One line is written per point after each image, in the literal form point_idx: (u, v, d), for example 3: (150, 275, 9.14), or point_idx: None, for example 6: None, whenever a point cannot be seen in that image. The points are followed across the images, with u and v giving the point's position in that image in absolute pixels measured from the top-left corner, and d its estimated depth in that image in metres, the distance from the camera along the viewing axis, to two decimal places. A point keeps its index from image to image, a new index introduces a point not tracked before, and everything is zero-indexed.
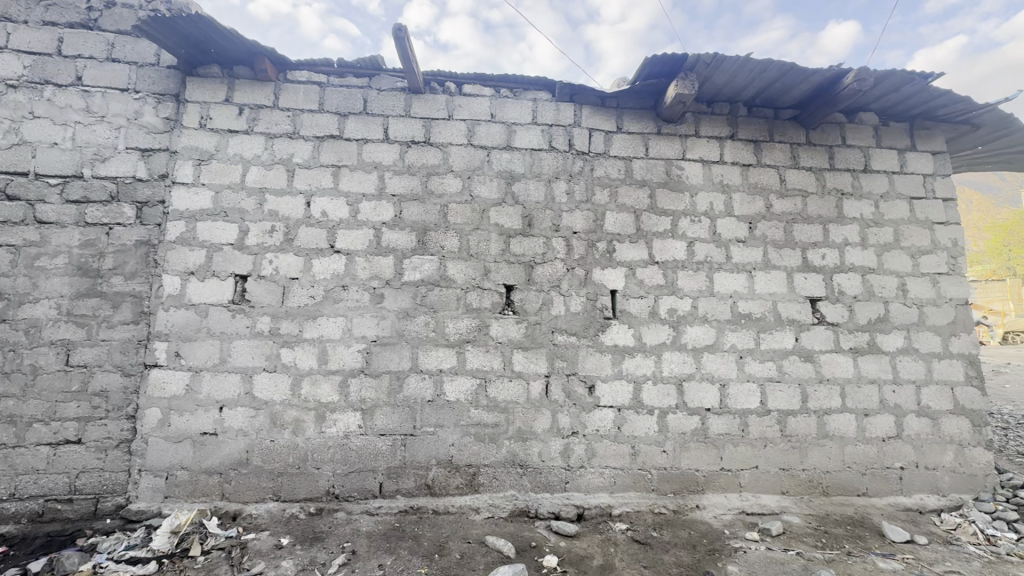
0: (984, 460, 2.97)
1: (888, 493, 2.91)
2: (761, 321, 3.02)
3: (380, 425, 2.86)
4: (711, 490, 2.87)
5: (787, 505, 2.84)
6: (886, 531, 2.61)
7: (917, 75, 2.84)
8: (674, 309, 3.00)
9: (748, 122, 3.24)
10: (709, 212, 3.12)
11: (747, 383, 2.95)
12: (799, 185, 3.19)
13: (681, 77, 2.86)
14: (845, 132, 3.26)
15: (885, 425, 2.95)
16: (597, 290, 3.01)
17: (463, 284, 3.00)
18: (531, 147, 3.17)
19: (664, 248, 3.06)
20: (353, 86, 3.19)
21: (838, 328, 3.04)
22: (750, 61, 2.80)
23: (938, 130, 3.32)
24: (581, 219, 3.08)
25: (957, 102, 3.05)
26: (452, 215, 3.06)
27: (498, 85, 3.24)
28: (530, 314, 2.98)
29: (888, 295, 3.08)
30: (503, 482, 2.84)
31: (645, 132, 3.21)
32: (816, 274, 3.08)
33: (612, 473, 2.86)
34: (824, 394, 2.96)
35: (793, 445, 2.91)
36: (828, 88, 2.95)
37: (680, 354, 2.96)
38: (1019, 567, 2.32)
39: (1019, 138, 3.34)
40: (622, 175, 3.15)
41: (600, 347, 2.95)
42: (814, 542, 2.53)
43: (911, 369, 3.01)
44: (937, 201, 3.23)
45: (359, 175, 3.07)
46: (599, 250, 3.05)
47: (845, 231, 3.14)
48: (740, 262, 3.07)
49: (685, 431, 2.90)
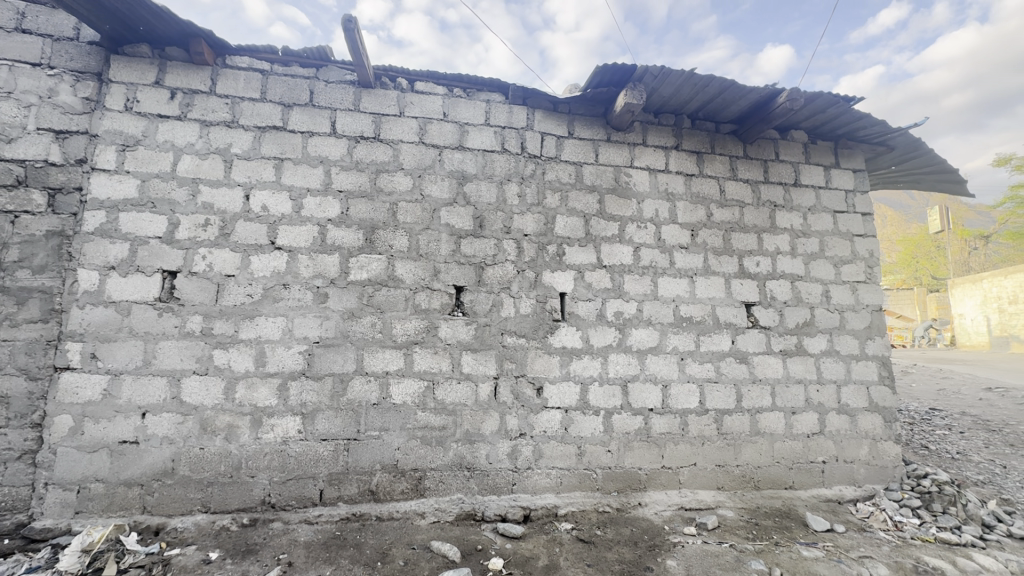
0: (894, 452, 3.25)
1: (812, 485, 3.12)
2: (701, 324, 3.16)
3: (321, 430, 2.75)
4: (653, 487, 2.96)
5: (722, 499, 2.98)
6: (809, 521, 2.80)
7: (840, 98, 3.08)
8: (620, 312, 3.08)
9: (691, 134, 3.39)
10: (655, 218, 3.23)
11: (687, 384, 3.07)
12: (737, 195, 3.36)
13: (630, 87, 2.95)
14: (777, 148, 3.48)
15: (810, 422, 3.17)
16: (546, 292, 3.04)
17: (412, 284, 2.94)
18: (484, 148, 3.16)
19: (612, 253, 3.14)
20: (298, 76, 3.05)
21: (770, 331, 3.23)
22: (694, 76, 2.93)
23: (858, 150, 3.61)
24: (532, 221, 3.10)
25: (874, 124, 3.33)
26: (401, 214, 3.00)
27: (451, 85, 3.21)
28: (479, 315, 2.96)
29: (813, 301, 3.31)
30: (450, 486, 2.80)
31: (596, 138, 3.28)
32: (751, 280, 3.27)
33: (558, 474, 2.89)
34: (756, 394, 3.14)
35: (728, 442, 3.06)
36: (764, 105, 3.14)
37: (625, 356, 3.04)
38: (921, 550, 2.55)
39: (925, 160, 3.69)
40: (573, 180, 3.20)
41: (548, 349, 2.98)
42: (745, 534, 2.66)
43: (833, 370, 3.25)
44: (857, 215, 3.51)
45: (303, 169, 2.95)
46: (549, 253, 3.08)
47: (777, 241, 3.35)
48: (683, 268, 3.20)
49: (629, 431, 2.98)
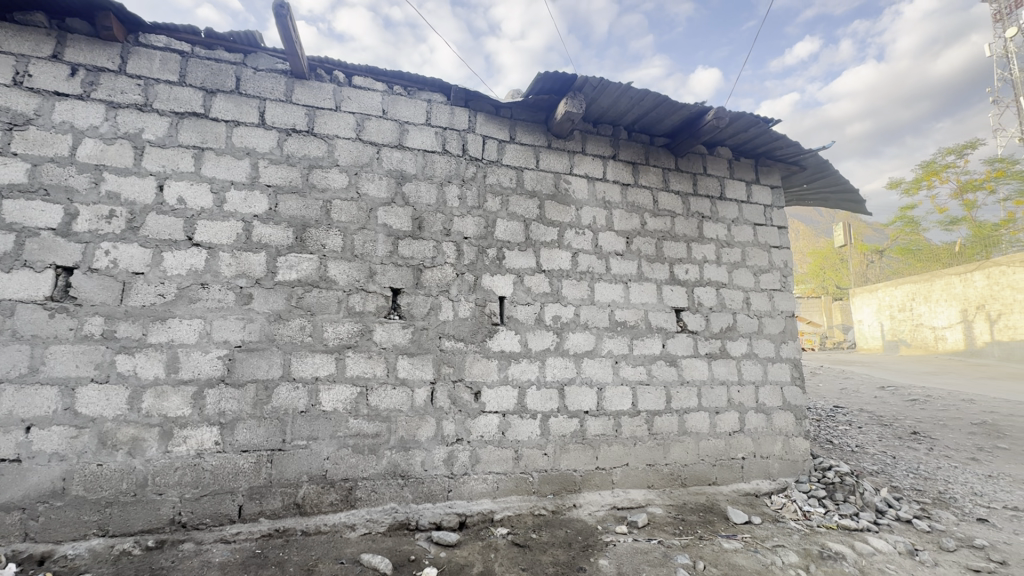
0: (803, 447, 3.52)
1: (732, 481, 3.32)
2: (634, 328, 3.27)
3: (241, 441, 2.56)
4: (587, 489, 3.02)
5: (652, 497, 3.09)
6: (730, 515, 2.96)
7: (760, 119, 3.32)
8: (558, 316, 3.13)
9: (628, 145, 3.52)
10: (592, 225, 3.31)
11: (621, 387, 3.17)
12: (669, 206, 3.53)
13: (570, 96, 3.01)
14: (705, 162, 3.69)
15: (732, 421, 3.37)
16: (485, 296, 3.02)
17: (346, 286, 2.82)
18: (424, 148, 3.10)
19: (551, 258, 3.18)
20: (223, 61, 2.85)
21: (697, 335, 3.41)
22: (631, 89, 3.04)
23: (775, 168, 3.91)
24: (472, 224, 3.08)
25: (789, 145, 3.62)
26: (336, 212, 2.87)
27: (391, 82, 3.12)
28: (416, 319, 2.89)
29: (735, 307, 3.54)
30: (382, 495, 2.71)
31: (537, 144, 3.32)
32: (681, 286, 3.43)
33: (494, 479, 2.88)
34: (684, 395, 3.29)
35: (658, 442, 3.19)
36: (694, 122, 3.32)
37: (562, 360, 3.08)
38: (826, 537, 2.77)
39: (831, 180, 4.06)
40: (513, 184, 3.21)
41: (487, 353, 2.96)
42: (673, 531, 2.77)
43: (752, 372, 3.48)
44: (774, 228, 3.79)
45: (227, 161, 2.75)
46: (489, 257, 3.07)
47: (704, 250, 3.55)
48: (618, 274, 3.30)
49: (565, 433, 3.02)
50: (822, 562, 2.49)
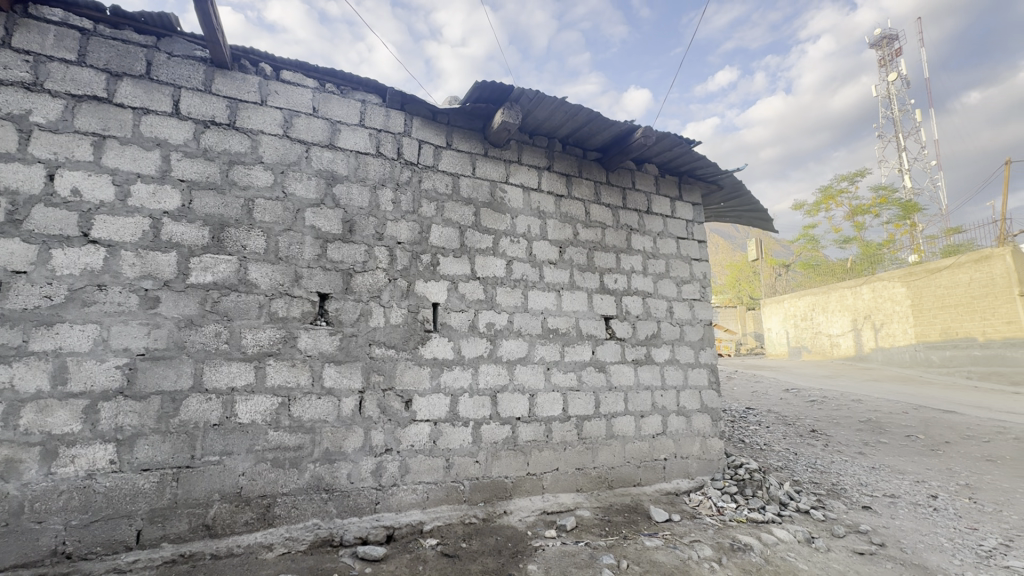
0: (718, 447, 3.77)
1: (655, 481, 3.48)
2: (566, 335, 3.35)
3: (142, 459, 2.33)
4: (518, 495, 3.04)
5: (581, 500, 3.17)
6: (652, 514, 3.10)
7: (683, 140, 3.55)
8: (492, 324, 3.14)
9: (562, 157, 3.62)
10: (527, 234, 3.37)
11: (552, 393, 3.23)
12: (599, 218, 3.67)
13: (507, 106, 3.06)
14: (634, 177, 3.89)
15: (655, 424, 3.54)
16: (418, 302, 2.98)
17: (268, 290, 2.66)
18: (357, 149, 3.01)
19: (485, 265, 3.19)
20: (132, 43, 2.62)
21: (624, 342, 3.56)
22: (565, 104, 3.14)
23: (696, 186, 4.19)
24: (406, 229, 3.03)
25: (708, 166, 3.90)
26: (259, 212, 2.71)
27: (323, 79, 3.01)
28: (345, 325, 2.79)
29: (659, 315, 3.74)
30: (304, 512, 2.57)
31: (473, 152, 3.33)
32: (610, 295, 3.57)
33: (424, 489, 2.82)
34: (612, 400, 3.42)
35: (587, 446, 3.28)
36: (623, 139, 3.49)
37: (495, 366, 3.10)
38: (736, 530, 2.98)
39: (745, 199, 4.41)
40: (449, 190, 3.20)
41: (419, 360, 2.91)
42: (599, 532, 2.86)
43: (673, 377, 3.68)
44: (694, 242, 4.05)
45: (133, 151, 2.51)
46: (423, 263, 3.03)
47: (632, 261, 3.72)
48: (551, 282, 3.38)
49: (496, 440, 3.03)
50: (733, 554, 2.66)
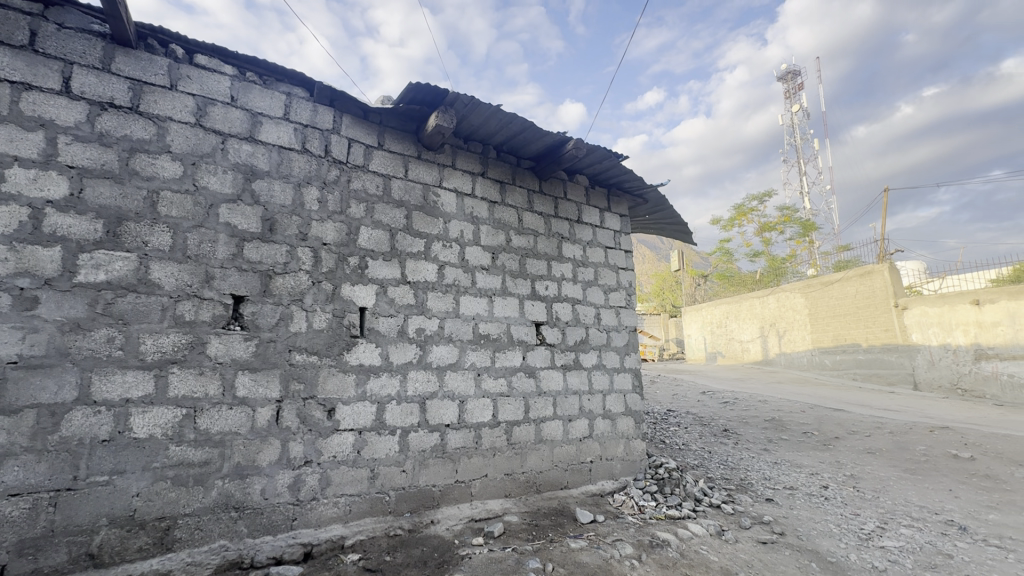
0: (641, 448, 3.94)
1: (581, 483, 3.57)
2: (497, 341, 3.36)
3: (11, 482, 2.04)
4: (446, 503, 2.99)
5: (509, 506, 3.17)
6: (578, 516, 3.17)
7: (612, 154, 3.71)
8: (422, 329, 3.08)
9: (496, 164, 3.65)
10: (460, 239, 3.35)
11: (482, 399, 3.22)
12: (532, 225, 3.73)
13: (441, 110, 3.03)
14: (565, 187, 4.00)
15: (582, 427, 3.64)
16: (344, 306, 2.85)
17: (172, 291, 2.44)
18: (280, 144, 2.85)
19: (416, 269, 3.13)
20: (12, 9, 2.31)
21: (554, 348, 3.63)
22: (500, 111, 3.17)
23: (624, 198, 4.39)
24: (332, 230, 2.90)
25: (635, 179, 4.09)
26: (164, 205, 2.48)
27: (243, 67, 2.82)
28: (262, 330, 2.62)
29: (588, 322, 3.86)
30: (209, 533, 2.36)
31: (406, 153, 3.27)
32: (541, 302, 3.63)
33: (347, 502, 2.70)
34: (541, 405, 3.47)
35: (516, 451, 3.30)
36: (556, 149, 3.58)
37: (425, 373, 3.04)
38: (656, 527, 3.12)
39: (668, 213, 4.68)
40: (380, 192, 3.11)
41: (343, 367, 2.79)
42: (526, 536, 2.87)
43: (600, 381, 3.81)
44: (621, 252, 4.23)
45: (11, 132, 2.22)
46: (350, 265, 2.92)
47: (562, 268, 3.81)
48: (483, 288, 3.38)
49: (424, 448, 2.96)
50: (652, 551, 2.78)
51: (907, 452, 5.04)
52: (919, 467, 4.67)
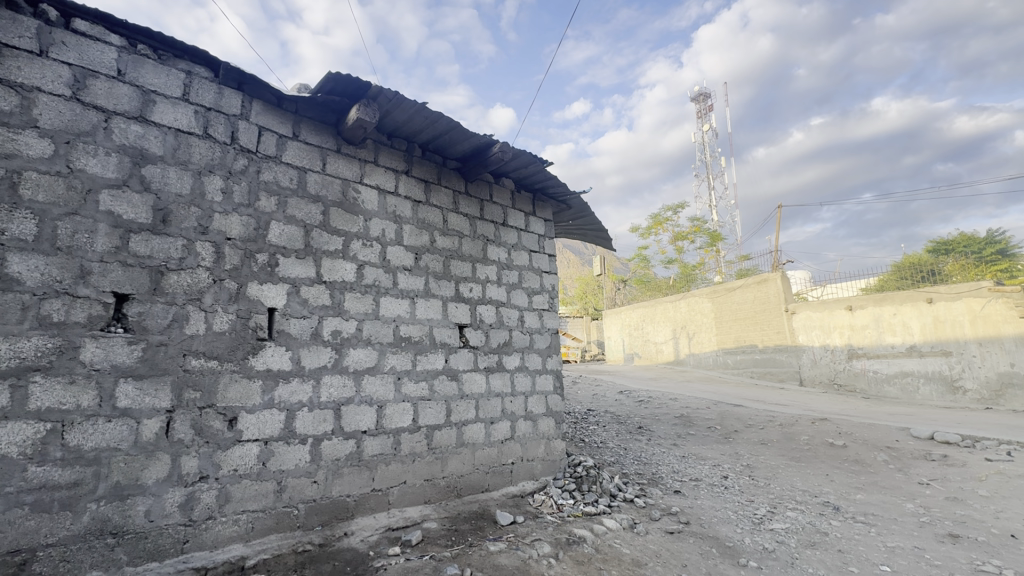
0: (561, 447, 4.04)
1: (502, 485, 3.58)
2: (418, 344, 3.28)
3: None
4: (361, 513, 2.86)
5: (428, 512, 3.09)
6: (498, 518, 3.16)
7: (537, 159, 3.77)
8: (337, 331, 2.93)
9: (421, 162, 3.57)
10: (381, 238, 3.23)
11: (402, 403, 3.13)
12: (457, 226, 3.69)
13: (363, 104, 2.91)
14: (491, 190, 4.00)
15: (504, 429, 3.66)
16: (250, 307, 2.64)
17: (37, 288, 2.12)
18: (178, 127, 2.58)
19: (333, 268, 2.97)
20: None
21: (477, 350, 3.61)
22: (425, 109, 3.10)
23: (548, 204, 4.48)
24: (238, 224, 2.67)
25: (559, 185, 4.19)
26: (28, 188, 2.15)
27: (133, 38, 2.52)
28: (151, 333, 2.35)
29: (511, 324, 3.89)
30: (78, 565, 2.07)
31: (324, 146, 3.10)
32: (465, 304, 3.60)
33: (249, 519, 2.49)
34: (463, 408, 3.44)
35: (436, 456, 3.24)
36: (482, 151, 3.57)
37: (340, 378, 2.89)
38: (573, 524, 3.20)
39: (589, 219, 4.85)
40: (294, 185, 2.92)
41: (247, 373, 2.58)
42: (445, 543, 2.81)
43: (522, 383, 3.85)
44: (545, 256, 4.31)
45: None
46: (258, 263, 2.70)
47: (487, 271, 3.81)
48: (404, 289, 3.28)
49: (338, 457, 2.81)
50: (568, 548, 2.85)
51: (793, 442, 5.61)
52: (803, 454, 5.23)
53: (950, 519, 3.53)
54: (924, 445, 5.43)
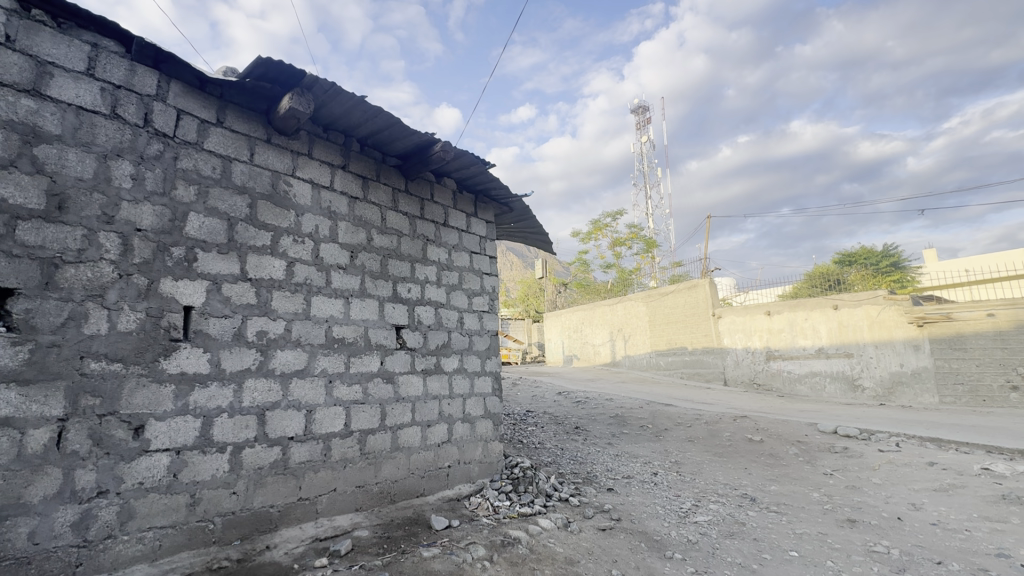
0: (498, 449, 4.04)
1: (438, 489, 3.53)
2: (352, 345, 3.16)
3: None
4: (285, 525, 2.70)
5: (359, 520, 2.98)
6: (433, 522, 3.10)
7: (480, 160, 3.76)
8: (263, 332, 2.76)
9: (359, 158, 3.45)
10: (314, 234, 3.08)
11: (333, 407, 3.00)
12: (396, 225, 3.60)
13: (296, 93, 2.77)
14: (432, 189, 3.95)
15: (441, 432, 3.61)
16: (163, 305, 2.43)
17: None
18: (80, 104, 2.33)
19: (260, 265, 2.80)
20: None
21: (414, 352, 3.54)
22: (364, 103, 3.00)
23: (490, 205, 4.48)
24: (150, 214, 2.45)
25: (501, 188, 4.21)
26: None
27: (26, 1, 2.25)
28: (41, 333, 2.10)
29: (450, 326, 3.84)
30: None
31: (252, 135, 2.91)
32: (402, 304, 3.52)
33: (156, 536, 2.28)
34: (399, 411, 3.35)
35: (369, 461, 3.13)
36: (424, 149, 3.50)
37: (265, 381, 2.72)
38: (508, 526, 3.21)
39: (531, 223, 4.90)
40: (217, 175, 2.72)
41: (158, 376, 2.36)
42: (376, 551, 2.70)
43: (461, 386, 3.82)
44: (486, 257, 4.31)
45: None
46: (173, 257, 2.49)
47: (426, 271, 3.74)
48: (338, 288, 3.15)
49: (261, 465, 2.64)
50: (503, 550, 2.85)
51: (717, 438, 5.97)
52: (725, 450, 5.57)
53: (849, 506, 3.90)
54: (829, 439, 5.96)
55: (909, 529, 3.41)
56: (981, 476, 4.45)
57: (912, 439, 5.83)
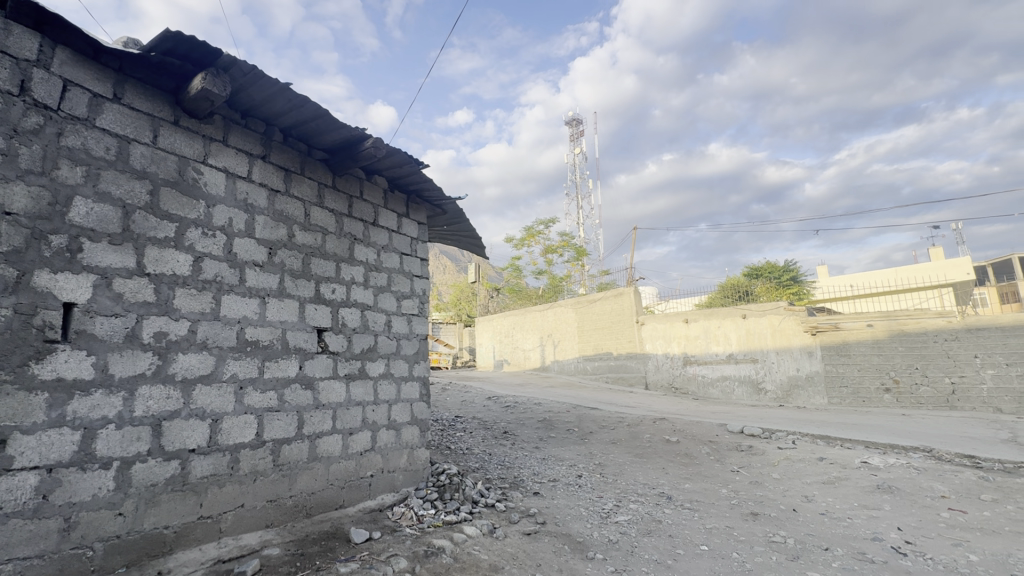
0: (425, 456, 3.94)
1: (359, 500, 3.37)
2: (267, 349, 2.95)
3: None
4: (182, 547, 2.45)
5: (269, 537, 2.76)
6: (352, 536, 2.95)
7: (412, 160, 3.67)
8: (162, 334, 2.49)
9: (281, 149, 3.23)
10: (226, 227, 2.84)
11: (243, 416, 2.77)
12: (320, 222, 3.41)
13: (210, 73, 2.54)
14: (362, 187, 3.79)
15: (364, 440, 3.45)
16: (37, 301, 2.12)
17: None
18: None
19: (161, 259, 2.53)
20: None
21: (337, 356, 3.37)
22: (288, 90, 2.82)
23: (422, 206, 4.39)
24: (24, 195, 2.14)
25: (434, 189, 4.13)
26: None
27: None
28: None
29: (377, 329, 3.70)
30: None
31: (157, 115, 2.63)
32: (325, 306, 3.33)
33: (18, 568, 1.98)
34: (318, 419, 3.17)
35: (283, 473, 2.92)
36: (353, 145, 3.36)
37: (163, 388, 2.46)
38: (433, 535, 3.12)
39: (464, 226, 4.85)
40: (111, 156, 2.43)
41: (27, 384, 2.06)
42: (287, 569, 2.51)
43: (386, 391, 3.68)
44: (417, 259, 4.20)
45: None
46: (52, 247, 2.18)
47: (352, 271, 3.58)
48: (253, 287, 2.92)
49: (155, 482, 2.38)
50: (425, 560, 2.76)
51: (638, 440, 6.24)
52: (645, 451, 5.83)
53: (753, 500, 4.22)
54: (737, 438, 6.44)
55: (802, 519, 3.76)
56: (861, 468, 5.00)
57: (806, 437, 6.44)
